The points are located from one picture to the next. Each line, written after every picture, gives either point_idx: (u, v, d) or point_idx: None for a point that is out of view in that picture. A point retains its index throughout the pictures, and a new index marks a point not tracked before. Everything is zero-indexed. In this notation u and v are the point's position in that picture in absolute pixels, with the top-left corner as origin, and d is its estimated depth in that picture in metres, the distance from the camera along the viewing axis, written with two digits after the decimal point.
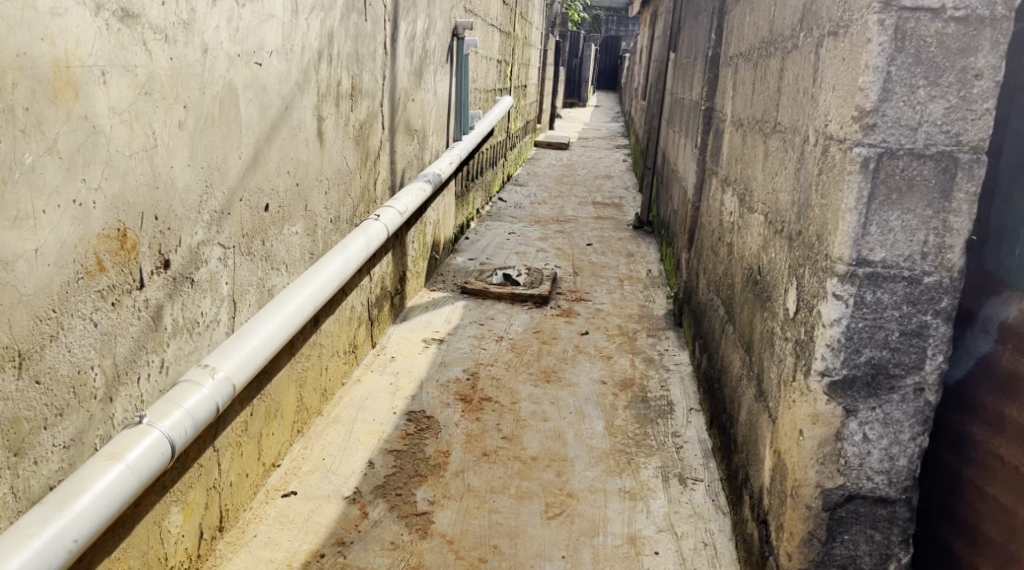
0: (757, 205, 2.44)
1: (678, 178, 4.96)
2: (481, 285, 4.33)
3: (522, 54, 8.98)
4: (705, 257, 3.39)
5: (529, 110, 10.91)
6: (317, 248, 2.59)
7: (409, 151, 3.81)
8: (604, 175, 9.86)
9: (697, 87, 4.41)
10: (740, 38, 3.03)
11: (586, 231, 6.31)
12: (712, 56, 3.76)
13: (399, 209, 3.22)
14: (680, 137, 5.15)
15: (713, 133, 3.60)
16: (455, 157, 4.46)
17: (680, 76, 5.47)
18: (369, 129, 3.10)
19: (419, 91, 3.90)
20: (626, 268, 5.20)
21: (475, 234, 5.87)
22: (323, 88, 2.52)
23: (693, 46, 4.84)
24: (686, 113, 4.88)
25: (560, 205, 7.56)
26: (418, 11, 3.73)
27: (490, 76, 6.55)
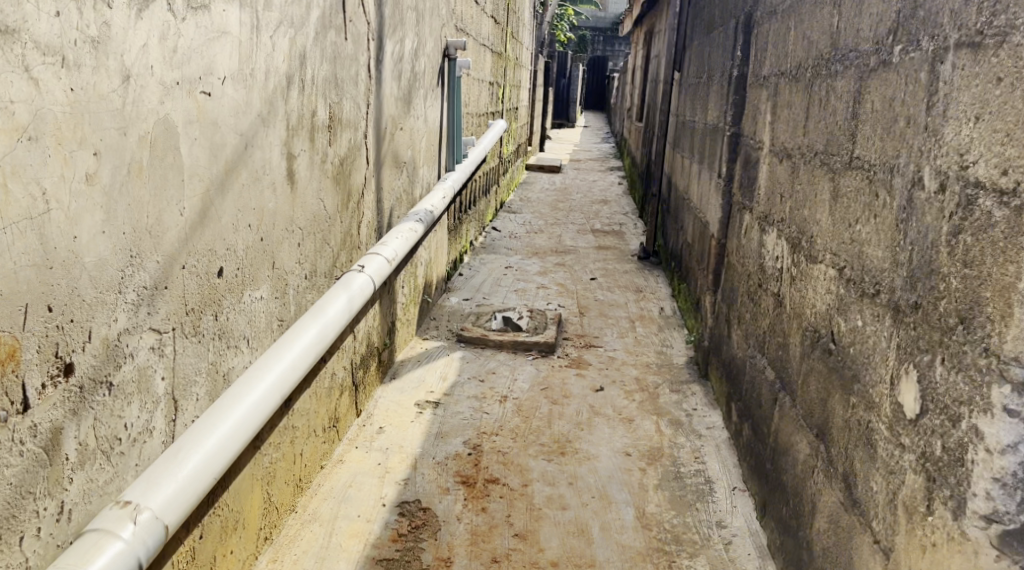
0: (822, 256, 2.01)
1: (692, 210, 4.55)
2: (479, 333, 3.88)
3: (513, 75, 8.59)
4: (739, 305, 2.97)
5: (520, 133, 10.52)
6: (287, 311, 2.13)
7: (398, 187, 3.38)
8: (601, 200, 9.47)
9: (714, 111, 4.01)
10: (781, 55, 2.62)
11: (588, 263, 5.88)
12: (737, 76, 3.36)
13: (387, 255, 2.77)
14: (692, 164, 4.74)
15: (743, 163, 3.19)
16: (448, 190, 4.03)
17: (690, 98, 5.07)
18: (352, 164, 2.67)
19: (408, 118, 3.47)
20: (635, 306, 4.77)
21: (469, 269, 5.44)
22: (293, 120, 2.09)
23: (706, 65, 4.45)
24: (700, 139, 4.47)
25: (558, 233, 7.14)
26: (406, 29, 3.31)
27: (483, 99, 6.14)
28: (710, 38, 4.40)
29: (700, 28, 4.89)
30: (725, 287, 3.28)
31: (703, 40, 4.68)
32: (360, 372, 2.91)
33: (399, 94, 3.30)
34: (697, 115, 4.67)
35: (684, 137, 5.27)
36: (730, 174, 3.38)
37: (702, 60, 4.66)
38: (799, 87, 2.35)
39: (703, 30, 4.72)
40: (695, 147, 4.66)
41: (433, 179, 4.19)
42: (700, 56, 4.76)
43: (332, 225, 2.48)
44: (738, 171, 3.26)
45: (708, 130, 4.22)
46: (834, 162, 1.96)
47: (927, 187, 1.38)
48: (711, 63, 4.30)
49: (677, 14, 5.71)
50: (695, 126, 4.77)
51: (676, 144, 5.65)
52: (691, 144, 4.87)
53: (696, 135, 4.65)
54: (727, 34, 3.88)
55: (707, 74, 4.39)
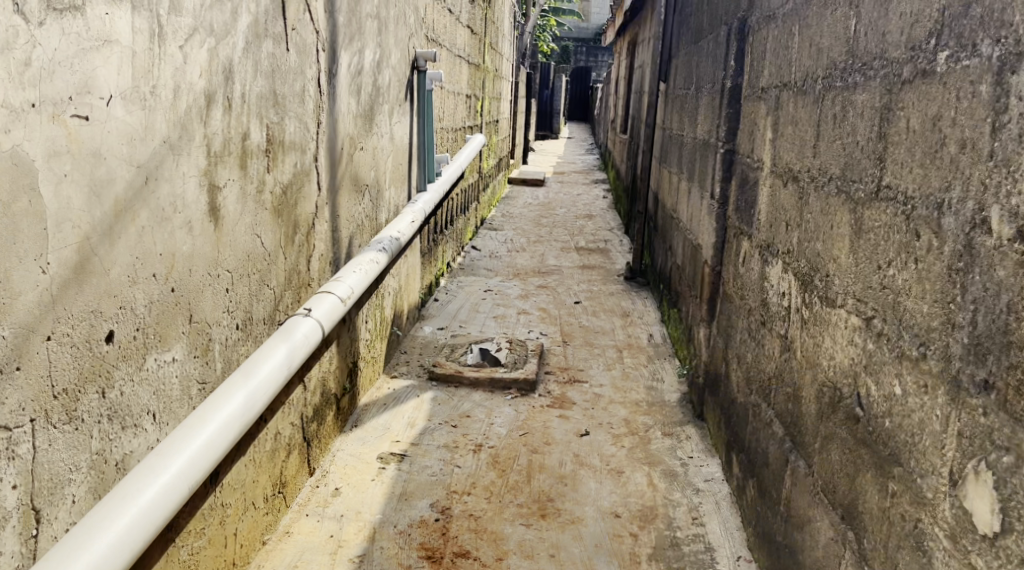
0: (842, 301, 1.71)
1: (682, 230, 4.25)
2: (453, 369, 3.55)
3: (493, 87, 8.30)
4: (739, 343, 2.67)
5: (502, 146, 10.21)
6: (212, 371, 1.80)
7: (359, 213, 3.06)
8: (586, 215, 9.19)
9: (705, 125, 3.72)
10: (784, 64, 2.32)
11: (572, 284, 5.57)
12: (730, 88, 3.06)
13: (341, 294, 2.44)
14: (681, 181, 4.45)
15: (739, 183, 2.89)
16: (417, 213, 3.71)
17: (679, 110, 4.78)
18: (299, 192, 2.35)
19: (370, 137, 3.15)
20: (623, 332, 4.47)
21: (445, 294, 5.12)
22: (217, 146, 1.76)
23: (696, 76, 4.16)
24: (690, 155, 4.18)
25: (540, 252, 6.82)
26: (366, 38, 2.99)
27: (459, 113, 5.84)
28: (699, 48, 4.11)
29: (687, 36, 4.61)
30: (721, 320, 2.98)
31: (691, 49, 4.39)
32: (314, 424, 2.58)
33: (359, 110, 2.98)
34: (686, 129, 4.38)
35: (671, 151, 4.98)
36: (725, 194, 3.09)
37: (690, 70, 4.38)
38: (807, 100, 2.06)
39: (691, 39, 4.44)
40: (684, 163, 4.37)
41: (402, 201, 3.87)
42: (688, 66, 4.47)
43: (274, 264, 2.15)
44: (734, 192, 2.97)
45: (699, 145, 3.93)
46: (856, 190, 1.66)
47: (997, 233, 1.08)
48: (700, 74, 4.01)
49: (662, 22, 5.44)
50: (683, 140, 4.48)
51: (663, 158, 5.36)
52: (680, 160, 4.58)
53: (685, 150, 4.36)
54: (717, 41, 3.59)
55: (696, 85, 4.11)
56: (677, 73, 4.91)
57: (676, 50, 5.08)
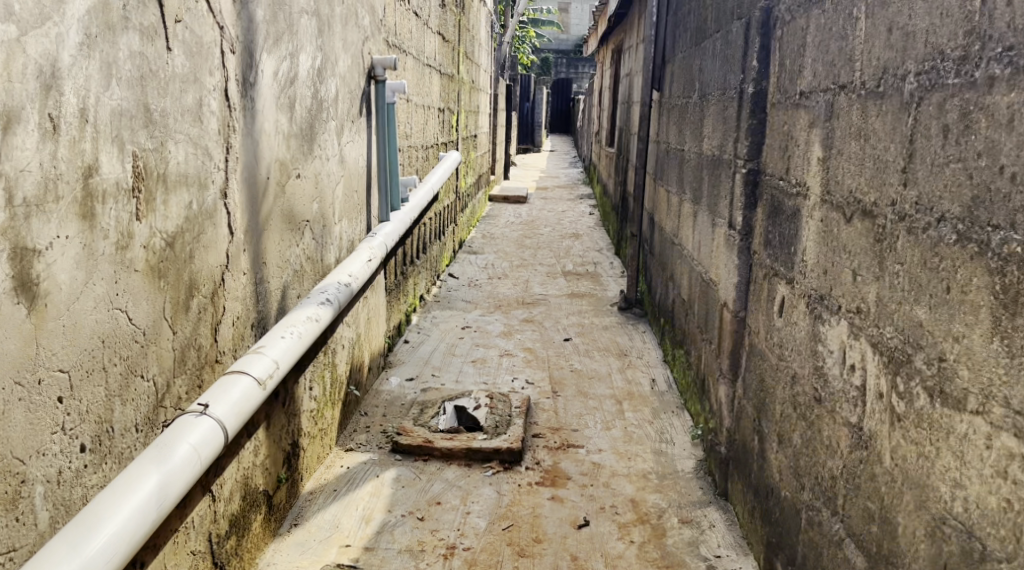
0: (985, 404, 1.13)
1: (688, 261, 3.68)
2: (422, 437, 2.94)
3: (469, 100, 7.74)
4: (780, 416, 2.09)
5: (481, 163, 9.64)
6: (28, 530, 1.20)
7: (296, 256, 2.47)
8: (572, 234, 8.62)
9: (715, 138, 3.17)
10: (839, 60, 1.76)
11: (561, 317, 4.97)
12: (749, 93, 2.51)
13: (257, 375, 1.83)
14: (684, 203, 3.89)
15: (770, 211, 2.32)
16: (376, 250, 3.12)
17: (677, 122, 4.23)
18: (199, 240, 1.76)
19: (308, 161, 2.56)
20: (621, 378, 3.88)
21: (417, 333, 4.52)
22: (28, 188, 1.17)
23: (699, 81, 3.61)
24: (695, 173, 3.62)
25: (524, 279, 6.23)
26: (299, 40, 2.41)
27: (430, 129, 5.27)
28: (702, 49, 3.57)
29: (686, 38, 4.07)
30: (751, 381, 2.40)
31: (692, 53, 3.84)
32: (230, 542, 1.96)
33: (292, 129, 2.40)
34: (688, 143, 3.83)
35: (670, 169, 4.43)
36: (747, 224, 2.52)
37: (692, 75, 3.83)
38: (884, 105, 1.50)
39: (691, 40, 3.90)
40: (688, 183, 3.81)
41: (359, 235, 3.28)
42: (689, 72, 3.92)
43: (154, 345, 1.55)
44: (762, 221, 2.40)
45: (706, 161, 3.37)
46: (1004, 239, 1.10)
47: None
48: (705, 78, 3.46)
49: (654, 24, 4.90)
50: (685, 156, 3.93)
51: (659, 176, 4.81)
52: (682, 178, 4.02)
53: (689, 167, 3.80)
54: (727, 39, 3.04)
55: (701, 92, 3.56)
56: (675, 80, 4.36)
57: (672, 55, 4.53)
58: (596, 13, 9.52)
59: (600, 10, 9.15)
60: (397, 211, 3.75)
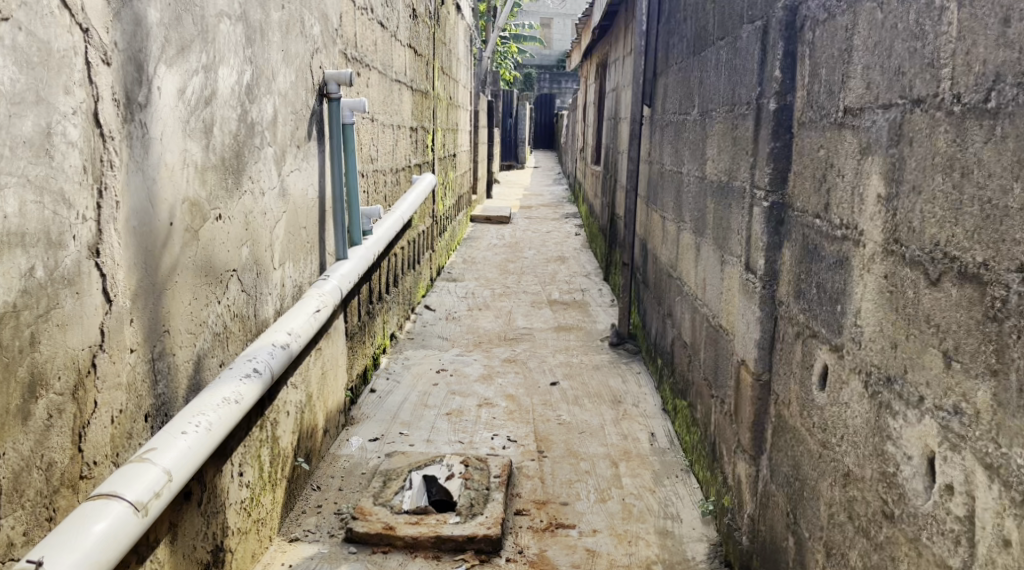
0: None
1: (691, 299, 3.24)
2: (382, 523, 2.47)
3: (446, 117, 7.30)
4: (828, 521, 1.63)
5: (461, 182, 9.21)
6: None
7: (217, 315, 2.00)
8: (557, 257, 8.19)
9: (723, 160, 2.74)
10: (912, 66, 1.32)
11: (546, 356, 4.51)
12: (769, 109, 2.07)
13: (135, 498, 1.37)
14: (684, 232, 3.45)
15: (804, 254, 1.88)
16: (327, 298, 2.66)
17: (674, 141, 3.80)
18: (51, 316, 1.30)
19: (235, 197, 2.10)
20: (615, 432, 3.42)
21: (386, 378, 4.04)
22: None
23: (699, 95, 3.18)
24: (698, 199, 3.18)
25: (507, 310, 5.76)
26: (218, 50, 1.96)
27: (400, 150, 4.82)
28: (703, 58, 3.14)
29: (683, 48, 3.65)
30: (781, 464, 1.95)
31: (690, 64, 3.42)
32: None
33: (210, 160, 1.94)
34: (688, 166, 3.40)
35: (665, 192, 4.00)
36: (771, 267, 2.07)
37: (690, 90, 3.41)
38: (997, 128, 1.06)
39: (689, 50, 3.48)
40: (688, 210, 3.37)
41: (309, 278, 2.81)
42: (687, 85, 3.49)
43: None
44: (793, 265, 1.96)
45: (712, 187, 2.93)
46: None
47: None
48: (707, 92, 3.03)
49: (644, 33, 4.48)
50: (684, 181, 3.49)
51: (653, 199, 4.37)
52: (680, 204, 3.59)
53: (688, 192, 3.37)
54: (735, 46, 2.61)
55: (702, 108, 3.13)
56: (670, 95, 3.93)
57: (666, 68, 4.11)
58: (580, 26, 9.12)
59: (583, 22, 8.75)
60: (356, 247, 3.29)
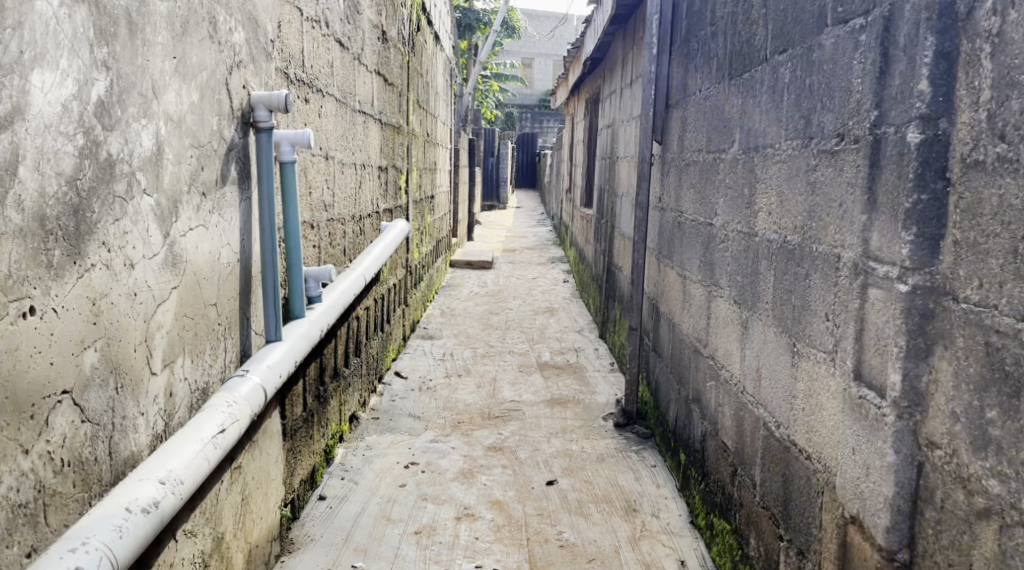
0: None
1: (736, 391, 2.49)
2: None
3: (423, 156, 6.59)
4: None
5: (439, 225, 8.47)
6: None
7: (22, 473, 1.22)
8: (545, 309, 7.44)
9: (792, 212, 2.02)
10: None
11: (540, 442, 3.73)
12: (904, 141, 1.34)
13: None
14: (721, 301, 2.71)
15: (995, 377, 1.14)
16: (240, 409, 1.89)
17: (700, 185, 3.08)
18: None
19: (71, 277, 1.33)
20: (635, 560, 2.63)
21: (341, 479, 3.24)
22: None
23: (744, 127, 2.48)
24: (743, 262, 2.45)
25: (492, 376, 4.98)
26: (30, 39, 1.21)
27: (364, 194, 4.07)
28: (750, 79, 2.44)
29: (712, 72, 2.96)
30: None
31: (726, 90, 2.73)
32: None
33: (9, 219, 1.18)
34: (726, 215, 2.68)
35: (687, 247, 3.27)
36: (913, 386, 1.32)
37: (727, 120, 2.71)
38: None
39: (723, 71, 2.79)
40: (727, 273, 2.64)
41: (221, 372, 2.05)
42: (721, 115, 2.79)
43: None
44: (965, 390, 1.21)
45: (769, 247, 2.21)
46: None
47: None
48: (760, 123, 2.32)
49: (655, 58, 3.80)
50: (719, 235, 2.77)
51: (670, 253, 3.64)
52: (712, 265, 2.86)
53: (728, 249, 2.65)
54: (812, 59, 1.91)
55: (750, 143, 2.42)
56: (694, 129, 3.23)
57: (686, 97, 3.42)
58: (568, 59, 8.52)
59: (572, 54, 8.12)
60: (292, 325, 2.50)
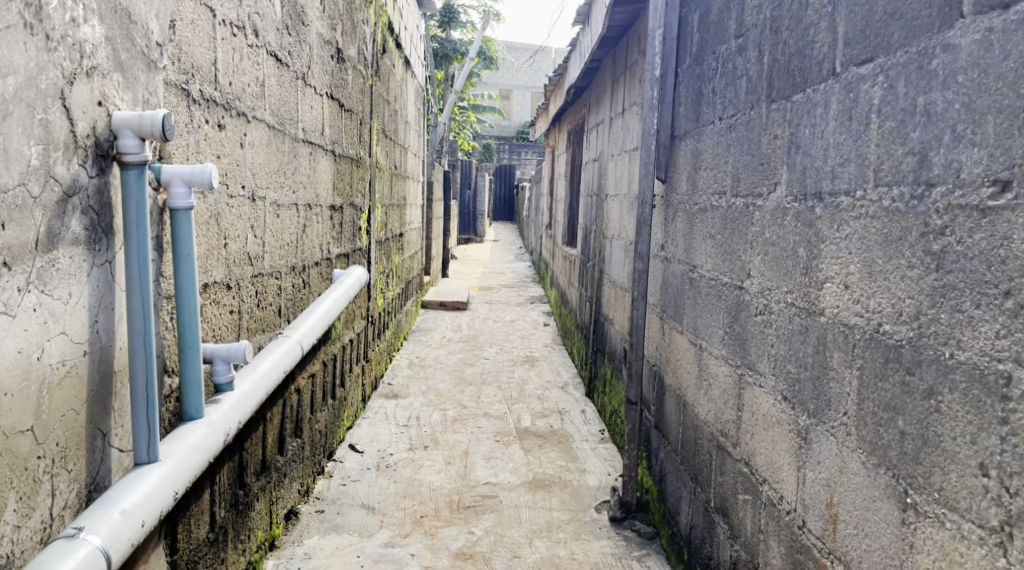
0: None
1: (790, 523, 1.84)
2: None
3: (389, 191, 5.95)
4: None
5: (409, 264, 7.81)
6: None
7: None
8: (525, 358, 6.78)
9: (891, 291, 1.40)
10: None
11: (520, 546, 3.06)
12: None
13: None
14: (760, 392, 2.08)
15: None
16: None
17: (723, 235, 2.47)
18: None
19: None
20: None
21: None
22: None
23: (795, 167, 1.87)
24: (800, 346, 1.82)
25: (463, 448, 4.29)
26: None
27: (309, 240, 3.41)
28: (806, 102, 1.83)
29: (740, 95, 2.35)
30: None
31: (763, 118, 2.12)
32: None
33: None
34: (767, 279, 2.05)
35: (706, 312, 2.64)
36: None
37: (766, 157, 2.10)
38: None
39: (757, 95, 2.18)
40: (770, 358, 2.01)
41: (43, 530, 1.38)
42: (755, 150, 2.19)
43: None
44: None
45: (846, 333, 1.58)
46: None
47: None
48: (824, 162, 1.71)
49: (657, 81, 3.20)
50: (755, 304, 2.14)
51: (679, 314, 3.01)
52: (743, 342, 2.23)
53: (771, 325, 2.02)
54: (930, 68, 1.32)
55: (806, 187, 1.80)
56: (713, 168, 2.62)
57: (700, 126, 2.81)
58: (549, 89, 7.98)
59: (552, 82, 7.54)
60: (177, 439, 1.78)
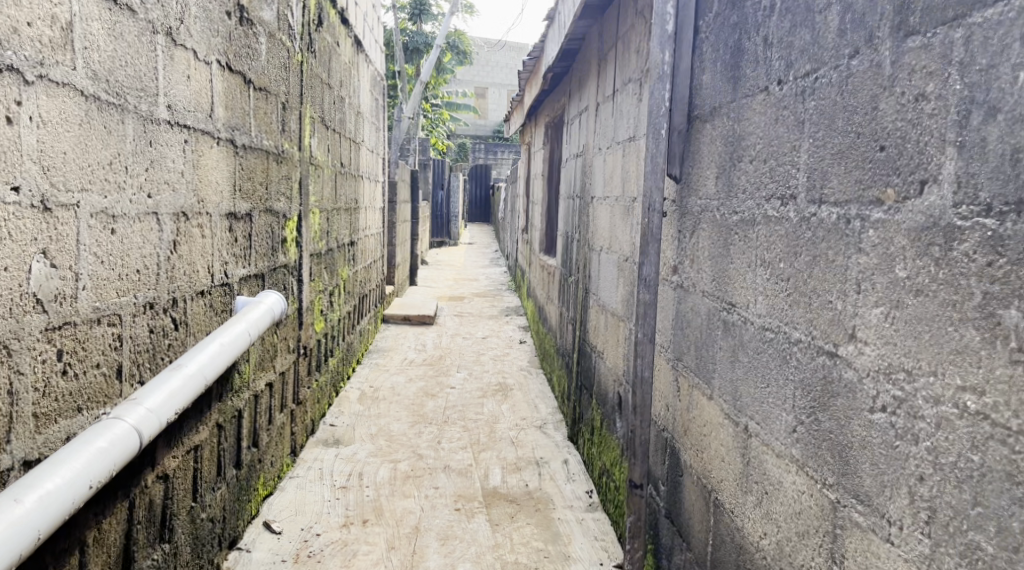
0: None
1: None
2: None
3: (331, 193, 4.99)
4: None
5: (365, 276, 6.84)
6: None
7: None
8: (497, 385, 5.86)
9: None
10: None
11: None
12: None
13: None
14: (886, 555, 1.20)
15: None
16: None
17: (787, 265, 1.59)
18: None
19: None
20: None
21: None
22: None
23: (982, 149, 1.03)
24: (1007, 506, 0.99)
25: (413, 523, 3.37)
26: None
27: (187, 262, 2.47)
28: (1014, 21, 0.99)
29: (823, 39, 1.46)
30: None
31: (884, 69, 1.23)
32: None
33: None
34: (906, 351, 1.16)
35: (755, 378, 1.76)
36: None
37: (891, 137, 1.21)
38: None
39: (866, 32, 1.30)
40: (911, 502, 1.14)
41: None
42: (861, 124, 1.30)
43: None
44: None
45: None
46: None
47: None
48: None
49: (670, 40, 2.29)
50: (867, 391, 1.26)
51: (705, 371, 2.12)
52: (839, 450, 1.34)
53: (910, 441, 1.14)
54: None
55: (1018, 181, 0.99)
56: (764, 160, 1.74)
57: (740, 99, 1.92)
58: (523, 76, 7.04)
59: (527, 68, 6.58)
60: None
